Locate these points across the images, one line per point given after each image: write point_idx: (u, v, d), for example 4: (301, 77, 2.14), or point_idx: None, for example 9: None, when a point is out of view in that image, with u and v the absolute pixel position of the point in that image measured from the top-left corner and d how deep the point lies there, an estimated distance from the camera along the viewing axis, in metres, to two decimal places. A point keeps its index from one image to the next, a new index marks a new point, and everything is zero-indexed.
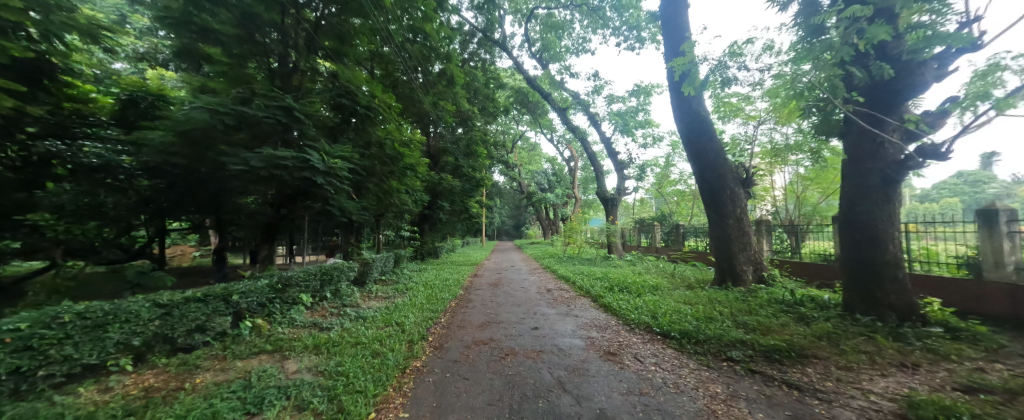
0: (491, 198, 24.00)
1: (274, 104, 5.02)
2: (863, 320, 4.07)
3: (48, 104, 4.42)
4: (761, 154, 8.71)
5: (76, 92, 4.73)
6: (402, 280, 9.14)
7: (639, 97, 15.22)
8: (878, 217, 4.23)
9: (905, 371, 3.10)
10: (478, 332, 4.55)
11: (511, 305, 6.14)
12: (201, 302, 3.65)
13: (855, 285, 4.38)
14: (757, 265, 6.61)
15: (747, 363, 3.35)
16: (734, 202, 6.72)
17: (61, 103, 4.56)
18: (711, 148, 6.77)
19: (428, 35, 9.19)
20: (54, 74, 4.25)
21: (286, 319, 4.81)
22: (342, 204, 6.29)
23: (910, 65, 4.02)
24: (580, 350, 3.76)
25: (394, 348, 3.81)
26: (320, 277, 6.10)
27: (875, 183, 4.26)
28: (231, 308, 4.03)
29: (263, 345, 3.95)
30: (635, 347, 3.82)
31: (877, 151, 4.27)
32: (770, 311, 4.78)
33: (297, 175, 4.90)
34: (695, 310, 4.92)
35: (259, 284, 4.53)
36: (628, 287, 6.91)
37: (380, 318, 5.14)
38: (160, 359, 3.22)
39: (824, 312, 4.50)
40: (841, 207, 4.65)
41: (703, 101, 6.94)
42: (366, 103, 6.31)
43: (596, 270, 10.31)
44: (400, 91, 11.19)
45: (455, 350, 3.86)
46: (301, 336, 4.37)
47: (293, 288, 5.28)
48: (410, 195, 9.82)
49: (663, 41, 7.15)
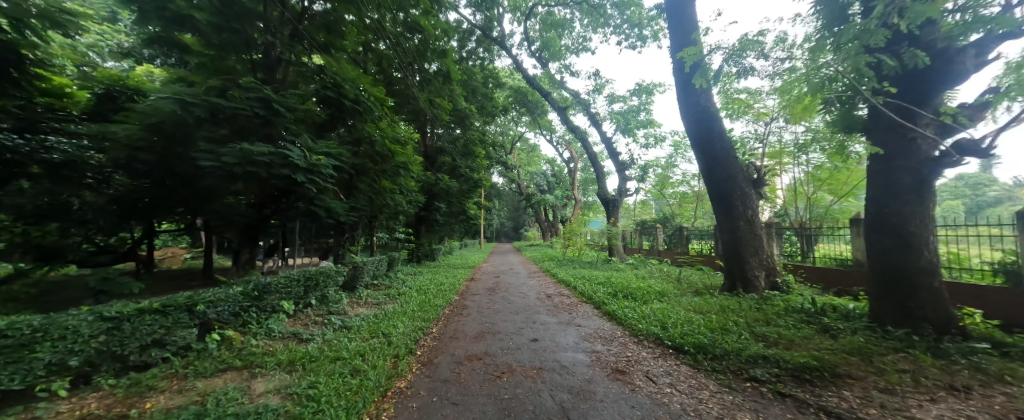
0: (490, 199, 23.65)
1: (251, 96, 4.62)
2: (896, 334, 3.68)
3: (16, 98, 4.18)
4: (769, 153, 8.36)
5: (50, 86, 4.44)
6: (395, 284, 8.74)
7: (640, 97, 14.88)
8: (911, 220, 3.86)
9: (957, 395, 2.70)
10: (471, 345, 4.15)
11: (509, 313, 5.75)
12: (158, 314, 3.24)
13: (885, 294, 4.00)
14: (771, 271, 6.22)
15: (775, 384, 2.96)
16: (745, 203, 6.35)
17: (34, 98, 4.37)
18: (720, 145, 6.42)
19: (423, 29, 8.81)
20: (21, 64, 3.90)
21: (262, 330, 4.39)
22: (328, 205, 5.89)
23: (946, 53, 3.65)
24: (584, 368, 3.36)
25: (377, 365, 3.39)
26: (304, 283, 5.70)
27: (908, 182, 3.88)
28: (196, 319, 3.64)
29: (231, 361, 3.54)
30: (646, 364, 3.43)
31: (909, 147, 3.88)
32: (789, 321, 4.40)
33: (274, 172, 4.49)
34: (707, 320, 4.53)
35: (232, 292, 4.13)
36: (634, 293, 6.53)
37: (367, 328, 4.74)
38: (105, 380, 2.82)
39: (850, 323, 4.12)
40: (867, 208, 4.28)
41: (711, 96, 6.59)
42: (354, 96, 5.92)
43: (598, 274, 9.93)
44: (396, 90, 10.83)
45: (445, 367, 3.46)
46: (277, 349, 3.96)
47: (272, 295, 4.88)
48: (405, 196, 9.43)
49: (669, 33, 6.80)
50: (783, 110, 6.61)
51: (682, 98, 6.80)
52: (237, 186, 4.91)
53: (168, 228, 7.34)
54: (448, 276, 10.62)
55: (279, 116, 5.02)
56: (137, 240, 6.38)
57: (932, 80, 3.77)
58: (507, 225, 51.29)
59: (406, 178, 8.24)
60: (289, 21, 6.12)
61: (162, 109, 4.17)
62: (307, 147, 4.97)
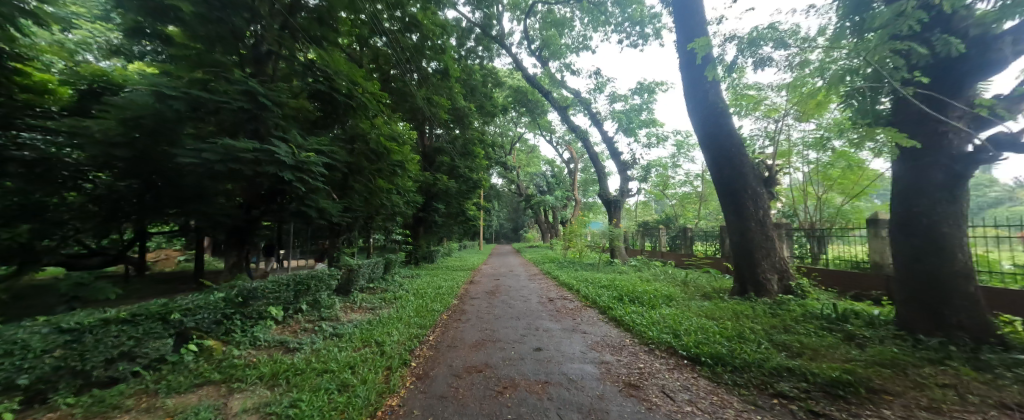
0: (489, 200, 23.38)
1: (235, 88, 4.32)
2: (930, 344, 3.40)
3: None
4: (778, 152, 8.09)
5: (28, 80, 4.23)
6: (392, 288, 8.43)
7: (642, 96, 14.60)
8: (942, 221, 3.60)
9: (1012, 414, 2.42)
10: (470, 355, 3.86)
11: (510, 319, 5.47)
12: (126, 323, 2.95)
13: (915, 300, 3.74)
14: (784, 274, 5.93)
15: (806, 402, 2.67)
16: (756, 203, 6.08)
17: (12, 94, 4.17)
18: (730, 143, 6.15)
19: (421, 24, 8.55)
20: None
21: (246, 339, 4.10)
22: (321, 206, 5.60)
23: (983, 41, 3.37)
24: (594, 382, 3.07)
25: (367, 380, 3.09)
26: (295, 288, 5.40)
27: (939, 180, 3.61)
28: (172, 328, 3.35)
29: (209, 374, 3.25)
30: (661, 378, 3.15)
31: (940, 142, 3.62)
32: (809, 328, 4.13)
33: (259, 170, 4.20)
34: (721, 327, 4.27)
35: (212, 299, 3.84)
36: (640, 297, 6.25)
37: (359, 336, 4.44)
38: (64, 399, 2.50)
39: (876, 331, 3.85)
40: (893, 208, 4.03)
41: (720, 91, 6.35)
42: (347, 91, 5.63)
43: (601, 276, 9.65)
44: (393, 88, 10.54)
45: (442, 381, 3.18)
46: (260, 361, 3.66)
47: (258, 301, 4.59)
48: (402, 197, 9.13)
49: (676, 27, 6.55)
50: (794, 106, 6.35)
51: (690, 95, 6.57)
52: (222, 185, 4.61)
53: (162, 228, 7.03)
54: (446, 279, 10.33)
55: (267, 110, 4.72)
56: (129, 241, 6.33)
57: (966, 69, 3.50)
58: (506, 226, 51.01)
59: (403, 178, 7.95)
60: (280, 12, 5.83)
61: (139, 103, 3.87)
62: (296, 143, 4.67)
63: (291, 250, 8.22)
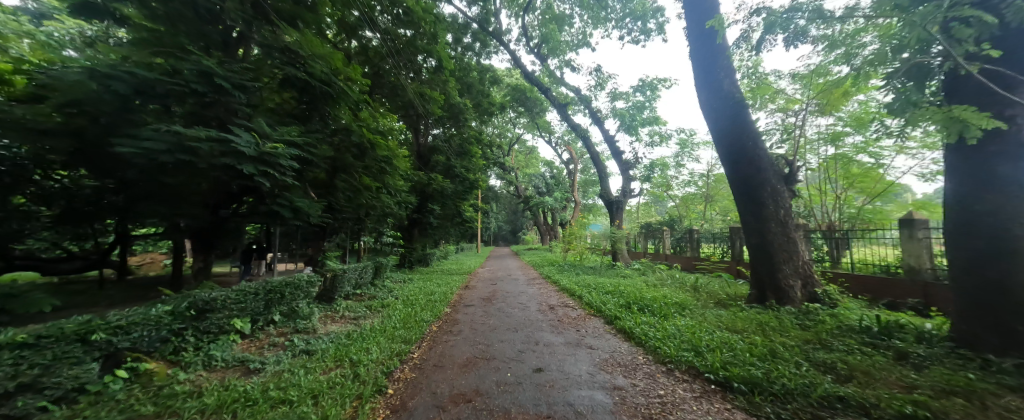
0: (488, 202, 22.82)
1: (189, 68, 3.74)
2: (1007, 366, 2.84)
3: None
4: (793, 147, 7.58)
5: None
6: (380, 294, 7.85)
7: (645, 93, 14.03)
8: (1014, 220, 3.04)
9: None
10: (459, 377, 3.30)
11: (507, 331, 4.90)
12: (28, 348, 2.36)
13: (980, 313, 3.18)
14: (808, 281, 5.38)
15: None
16: (777, 202, 5.53)
17: None
18: (747, 137, 5.60)
19: (412, 13, 7.99)
20: None
21: (199, 359, 3.54)
22: (296, 205, 5.01)
23: None
24: (608, 416, 2.51)
25: (329, 415, 2.51)
26: (266, 297, 4.82)
27: (1007, 173, 3.07)
28: (97, 351, 2.77)
29: (139, 406, 2.66)
30: (690, 411, 2.58)
31: (1009, 129, 3.08)
32: (850, 345, 3.58)
33: (214, 163, 3.60)
34: (749, 343, 3.71)
35: (154, 313, 3.25)
36: (650, 305, 5.68)
37: (332, 354, 3.86)
38: None
39: (932, 349, 3.30)
40: (949, 206, 3.48)
41: (735, 81, 5.85)
42: (323, 76, 5.04)
43: (604, 281, 9.08)
44: (384, 82, 9.98)
45: (421, 414, 2.60)
46: (208, 387, 3.07)
47: (218, 314, 4.01)
48: (393, 197, 8.56)
49: (687, 14, 6.12)
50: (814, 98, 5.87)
51: (702, 86, 6.07)
52: (178, 182, 4.02)
53: (146, 231, 6.46)
54: (440, 284, 9.74)
55: (228, 95, 4.13)
56: (112, 244, 5.73)
57: None
58: (506, 229, 50.50)
59: (392, 176, 7.38)
60: None
61: (71, 83, 3.27)
62: (261, 133, 4.08)
63: (274, 253, 7.65)
